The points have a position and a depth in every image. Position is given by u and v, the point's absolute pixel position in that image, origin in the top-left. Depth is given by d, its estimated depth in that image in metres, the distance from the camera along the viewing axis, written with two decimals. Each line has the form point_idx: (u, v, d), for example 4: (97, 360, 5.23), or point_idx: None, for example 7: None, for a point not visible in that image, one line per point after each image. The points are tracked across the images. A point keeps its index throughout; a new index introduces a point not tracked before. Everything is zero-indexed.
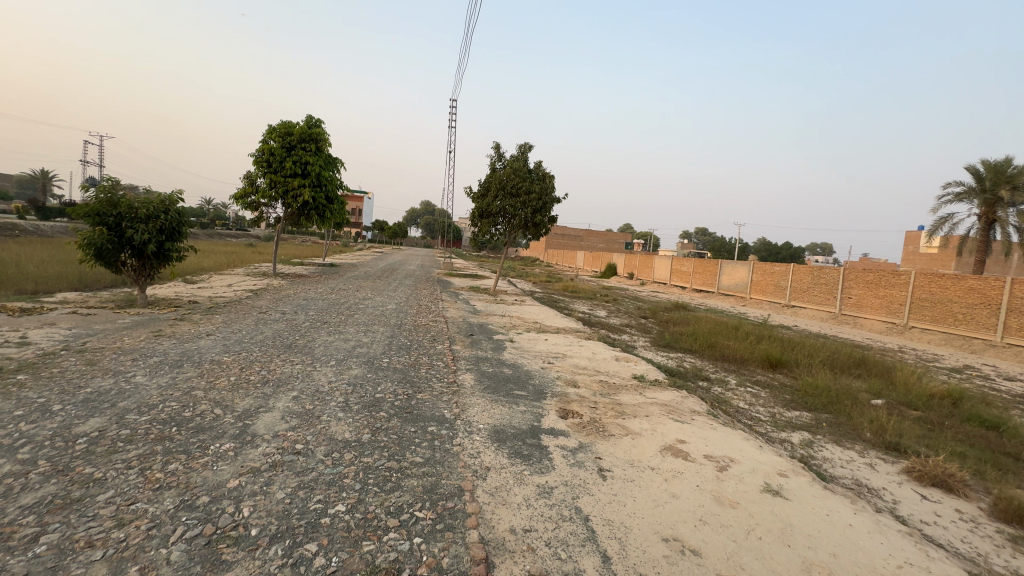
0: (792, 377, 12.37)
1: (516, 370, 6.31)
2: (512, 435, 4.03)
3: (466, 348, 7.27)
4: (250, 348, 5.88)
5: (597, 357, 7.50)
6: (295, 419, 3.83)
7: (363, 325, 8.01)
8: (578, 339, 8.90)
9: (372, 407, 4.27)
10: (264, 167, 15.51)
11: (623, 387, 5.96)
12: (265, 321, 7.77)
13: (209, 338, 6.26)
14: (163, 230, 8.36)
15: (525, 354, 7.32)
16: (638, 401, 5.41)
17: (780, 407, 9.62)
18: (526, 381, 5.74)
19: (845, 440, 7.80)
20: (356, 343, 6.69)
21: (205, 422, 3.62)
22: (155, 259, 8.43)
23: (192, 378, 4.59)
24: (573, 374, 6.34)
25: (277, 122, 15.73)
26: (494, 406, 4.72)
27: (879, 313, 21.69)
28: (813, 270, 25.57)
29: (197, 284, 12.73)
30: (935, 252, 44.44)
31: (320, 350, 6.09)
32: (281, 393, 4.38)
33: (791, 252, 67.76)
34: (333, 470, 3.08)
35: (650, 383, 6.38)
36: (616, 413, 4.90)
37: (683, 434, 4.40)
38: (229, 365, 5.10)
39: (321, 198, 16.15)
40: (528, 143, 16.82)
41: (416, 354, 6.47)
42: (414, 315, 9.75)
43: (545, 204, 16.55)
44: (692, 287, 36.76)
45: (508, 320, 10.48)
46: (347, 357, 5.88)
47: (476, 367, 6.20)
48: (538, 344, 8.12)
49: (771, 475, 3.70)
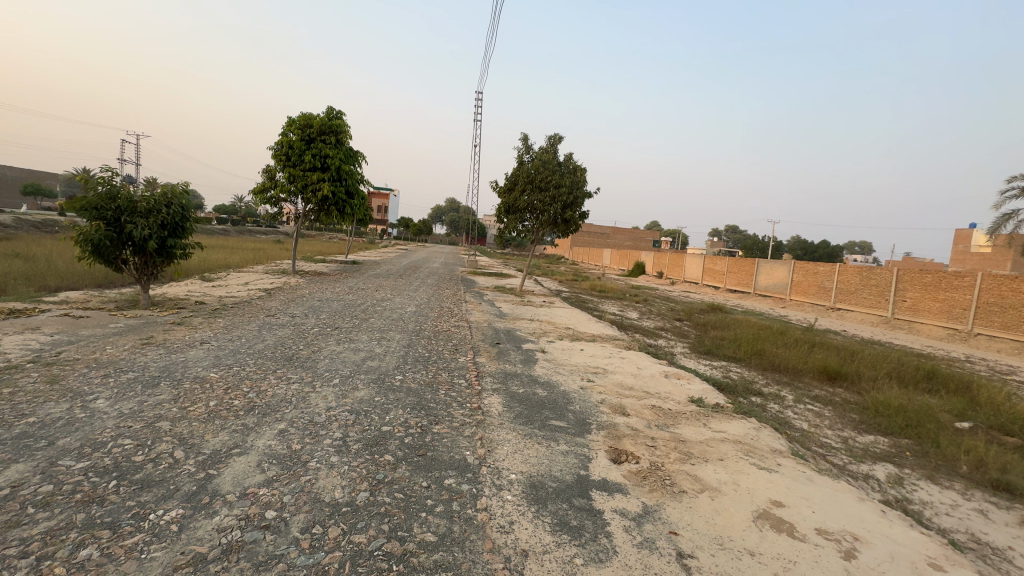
0: (856, 393, 10.99)
1: (551, 391, 5.33)
2: (555, 492, 3.06)
3: (491, 361, 6.32)
4: (246, 361, 5.10)
5: (643, 373, 6.45)
6: (274, 468, 2.96)
7: (377, 332, 7.16)
8: (617, 349, 7.89)
9: (375, 448, 3.36)
10: (283, 160, 15.00)
11: (682, 416, 4.91)
12: (270, 326, 7.01)
13: (202, 348, 5.51)
14: (165, 225, 7.71)
15: (560, 369, 6.32)
16: (706, 435, 4.37)
17: (852, 431, 8.33)
18: (564, 407, 4.77)
19: (940, 478, 6.55)
20: (366, 355, 5.83)
21: (157, 472, 2.78)
22: (157, 256, 7.80)
23: (164, 404, 3.79)
24: (619, 397, 5.32)
25: (297, 114, 15.15)
26: (528, 445, 3.76)
27: (939, 318, 19.78)
28: (863, 270, 23.68)
29: (212, 283, 12.24)
30: (988, 252, 41.38)
31: (323, 364, 5.25)
32: (266, 426, 3.53)
33: (828, 252, 64.69)
34: (308, 561, 2.18)
35: (712, 409, 5.31)
36: (682, 455, 3.88)
37: (779, 493, 3.33)
38: (213, 385, 4.30)
39: (341, 193, 15.50)
40: (557, 134, 15.80)
41: (435, 369, 5.56)
42: (435, 319, 8.85)
43: (575, 199, 15.49)
44: (726, 287, 34.98)
45: (537, 326, 9.52)
46: (353, 373, 5.02)
47: (505, 388, 5.26)
48: (574, 356, 7.11)
49: (920, 569, 2.63)
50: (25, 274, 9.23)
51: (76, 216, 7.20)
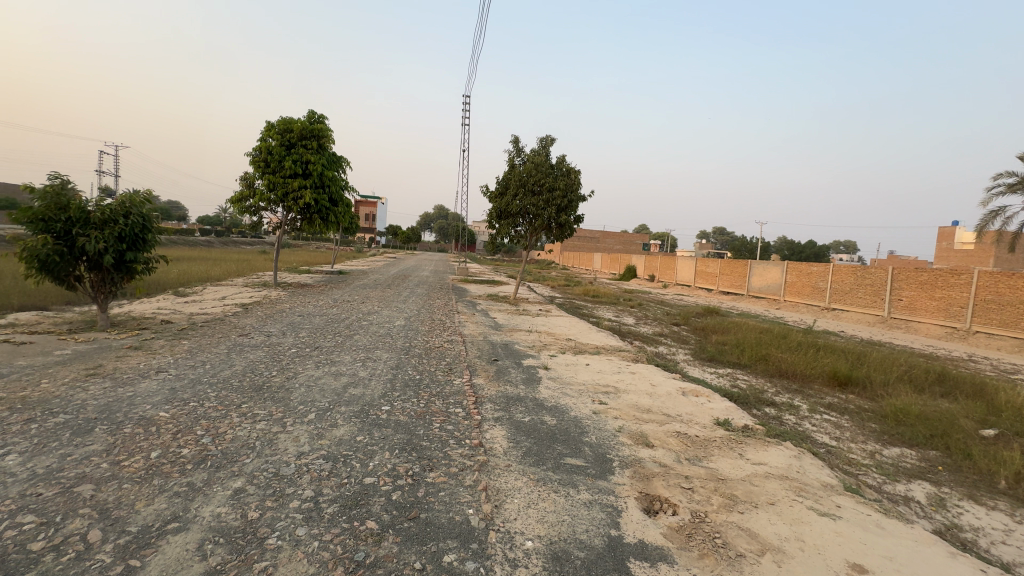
0: (869, 399, 10.49)
1: (561, 418, 4.67)
2: (585, 567, 2.41)
3: (490, 382, 5.66)
4: (208, 394, 4.38)
5: (659, 391, 5.82)
6: (221, 553, 2.26)
7: (362, 352, 6.45)
8: (626, 363, 7.27)
9: (356, 513, 2.68)
10: (262, 167, 14.23)
11: (713, 445, 4.27)
12: (241, 348, 6.27)
13: (157, 379, 4.76)
14: (123, 237, 6.91)
15: (567, 389, 5.67)
16: (748, 471, 3.74)
17: (875, 444, 7.76)
18: (578, 440, 4.11)
19: (982, 496, 6.00)
20: (349, 380, 5.13)
21: (55, 570, 2.07)
22: (116, 272, 7.02)
23: (92, 457, 3.06)
24: (638, 422, 4.68)
25: (276, 119, 14.39)
26: (543, 495, 3.09)
27: (936, 317, 19.49)
28: (858, 270, 23.41)
29: (185, 299, 11.40)
30: (972, 249, 41.72)
31: (298, 395, 4.53)
32: (218, 485, 2.83)
33: (815, 252, 64.94)
34: None
35: (743, 435, 4.68)
36: (726, 500, 3.26)
37: (856, 554, 2.71)
38: (161, 428, 3.57)
39: (324, 200, 14.75)
40: (550, 135, 15.27)
41: (428, 396, 4.88)
42: (426, 334, 8.17)
43: (569, 203, 14.91)
44: (719, 289, 34.69)
45: (536, 338, 8.87)
46: (332, 406, 4.31)
47: (508, 416, 4.58)
48: (581, 373, 6.45)
49: None
50: None
51: (21, 229, 6.43)
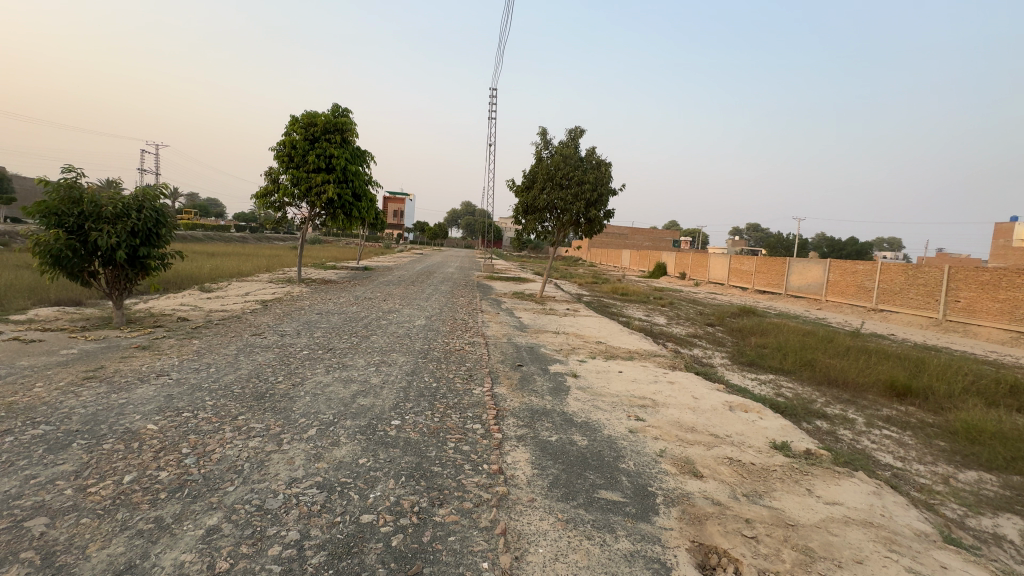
0: (931, 413, 9.49)
1: (593, 437, 4.09)
2: None
3: (513, 392, 5.13)
4: (204, 403, 3.99)
5: (703, 406, 5.18)
6: None
7: (377, 356, 6.01)
8: (663, 371, 6.62)
9: (345, 566, 2.19)
10: (286, 162, 14.10)
11: (774, 477, 3.63)
12: (251, 349, 5.94)
13: (156, 384, 4.42)
14: (136, 232, 6.70)
15: (599, 401, 5.08)
16: (821, 514, 3.09)
17: (947, 466, 6.88)
18: (614, 467, 3.54)
19: None
20: (359, 388, 4.68)
21: None
22: (130, 268, 6.83)
23: (57, 482, 2.68)
24: (683, 445, 4.06)
25: (301, 113, 14.21)
26: (575, 544, 2.54)
27: (998, 320, 17.91)
28: (909, 268, 21.79)
29: (209, 294, 11.34)
30: None
31: (301, 406, 4.09)
32: (190, 523, 2.40)
33: (857, 249, 61.64)
34: None
35: (808, 463, 4.01)
36: (801, 555, 2.63)
37: None
38: (144, 445, 3.19)
39: (348, 195, 14.53)
40: (578, 127, 14.61)
41: (443, 408, 4.39)
42: (447, 335, 7.70)
43: (599, 196, 14.22)
44: (754, 288, 33.20)
45: (564, 340, 8.30)
46: (337, 419, 3.86)
47: (533, 434, 4.03)
48: (613, 382, 5.85)
49: None
50: (21, 288, 8.67)
51: (34, 223, 6.27)
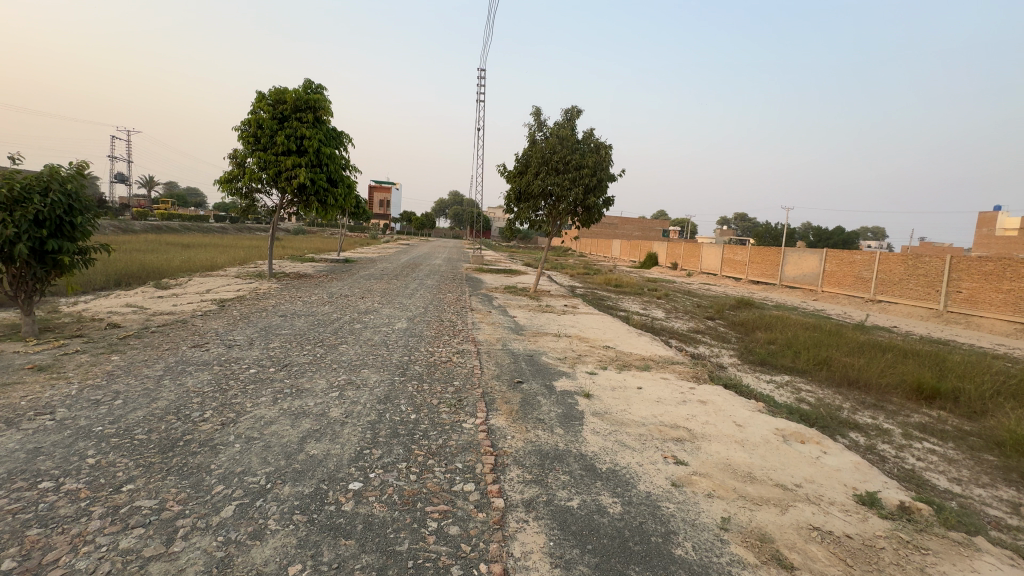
0: (965, 420, 8.56)
1: (628, 500, 2.98)
2: None
3: (514, 424, 4.02)
4: (81, 463, 2.80)
5: (753, 438, 4.12)
6: None
7: (344, 375, 4.84)
8: (688, 387, 5.54)
9: None
10: (252, 143, 12.71)
11: (889, 564, 2.56)
12: (185, 367, 4.73)
13: (28, 429, 3.22)
14: (42, 221, 5.41)
15: (624, 434, 4.01)
16: None
17: (1010, 490, 5.91)
18: (667, 557, 2.45)
19: None
20: (311, 428, 3.52)
21: None
22: (37, 266, 5.55)
23: None
24: (750, 509, 2.98)
25: (269, 89, 12.82)
26: None
27: (1003, 312, 17.22)
28: (909, 258, 21.06)
29: (162, 292, 9.99)
30: (1014, 236, 38.50)
31: (223, 462, 2.93)
32: None
33: (844, 239, 61.28)
34: None
35: (917, 530, 2.97)
36: None
37: None
38: None
39: (322, 180, 13.19)
40: (576, 106, 13.41)
41: (423, 457, 3.25)
42: (431, 342, 6.52)
43: (598, 182, 13.09)
44: (748, 278, 32.43)
45: (566, 345, 7.21)
46: (269, 487, 2.71)
47: (545, 497, 2.93)
48: (634, 404, 4.77)
49: None
50: None
51: None
